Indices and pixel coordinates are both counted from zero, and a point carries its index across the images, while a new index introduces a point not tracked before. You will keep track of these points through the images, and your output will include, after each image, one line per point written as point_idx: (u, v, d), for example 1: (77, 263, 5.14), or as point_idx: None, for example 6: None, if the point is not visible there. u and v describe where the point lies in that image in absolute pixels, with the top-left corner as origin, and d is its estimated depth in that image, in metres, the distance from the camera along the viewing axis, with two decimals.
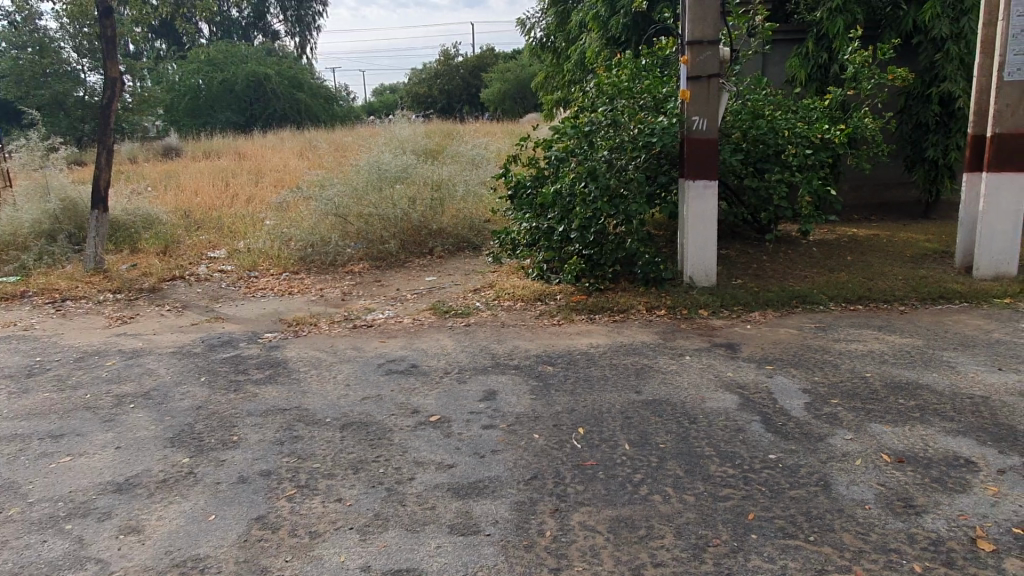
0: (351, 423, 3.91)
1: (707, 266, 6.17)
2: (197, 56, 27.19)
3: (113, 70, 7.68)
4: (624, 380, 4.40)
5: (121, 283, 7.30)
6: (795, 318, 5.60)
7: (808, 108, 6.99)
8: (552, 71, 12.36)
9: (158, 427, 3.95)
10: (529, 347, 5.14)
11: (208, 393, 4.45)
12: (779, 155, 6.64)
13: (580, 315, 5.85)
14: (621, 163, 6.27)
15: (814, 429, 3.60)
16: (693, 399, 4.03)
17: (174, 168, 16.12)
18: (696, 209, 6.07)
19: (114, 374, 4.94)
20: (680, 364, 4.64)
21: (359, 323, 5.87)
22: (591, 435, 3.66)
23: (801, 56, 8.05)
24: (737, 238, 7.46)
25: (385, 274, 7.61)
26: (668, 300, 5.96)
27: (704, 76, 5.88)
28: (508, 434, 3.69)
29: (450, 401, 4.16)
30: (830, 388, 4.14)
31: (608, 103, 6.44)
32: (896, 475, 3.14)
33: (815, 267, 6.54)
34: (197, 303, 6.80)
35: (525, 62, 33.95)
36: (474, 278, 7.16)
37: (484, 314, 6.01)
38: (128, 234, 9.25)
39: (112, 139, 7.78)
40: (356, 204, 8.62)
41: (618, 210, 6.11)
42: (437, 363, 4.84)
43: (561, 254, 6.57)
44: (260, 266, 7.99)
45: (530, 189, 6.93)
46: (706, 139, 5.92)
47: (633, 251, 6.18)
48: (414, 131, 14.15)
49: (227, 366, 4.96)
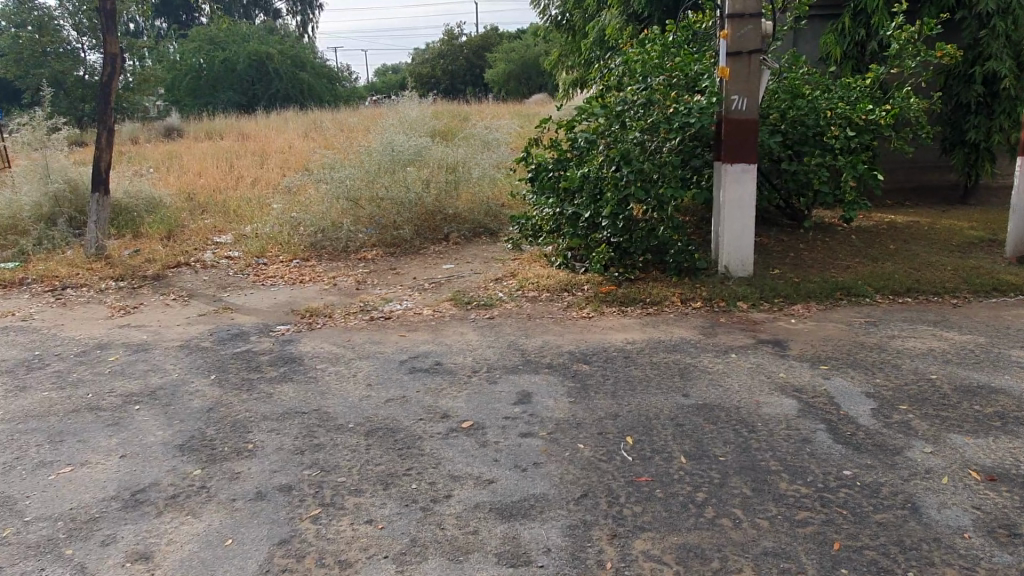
0: (377, 429, 3.58)
1: (743, 255, 5.83)
2: (198, 36, 26.68)
3: (113, 47, 7.27)
4: (668, 381, 4.06)
5: (124, 270, 6.97)
6: (841, 312, 5.26)
7: (849, 89, 6.63)
8: (567, 49, 11.91)
9: (167, 433, 3.63)
10: (560, 343, 4.80)
11: (219, 393, 4.13)
12: (819, 138, 6.29)
13: (610, 307, 5.52)
14: (654, 145, 5.91)
15: (888, 440, 3.27)
16: (748, 404, 3.70)
17: (175, 149, 15.70)
18: (733, 196, 5.73)
19: (117, 370, 4.60)
20: (727, 364, 4.30)
21: (376, 316, 5.53)
22: (641, 444, 3.33)
23: (837, 32, 7.67)
24: (770, 225, 7.10)
25: (400, 262, 7.27)
26: (704, 292, 5.62)
27: (744, 52, 5.51)
28: (549, 444, 3.36)
29: (482, 404, 3.83)
30: (896, 392, 3.81)
31: (641, 82, 6.05)
32: (991, 496, 2.81)
33: (857, 256, 6.20)
34: (204, 292, 6.47)
35: (530, 41, 33.35)
36: (494, 266, 6.81)
37: (508, 305, 5.66)
38: (130, 219, 8.91)
39: (113, 119, 7.41)
40: (368, 186, 8.27)
41: (651, 195, 5.76)
42: (463, 361, 4.50)
43: (587, 241, 6.24)
44: (269, 252, 7.66)
45: (553, 173, 6.57)
46: (745, 120, 5.57)
47: (665, 239, 5.84)
48: (424, 112, 13.74)
49: (238, 362, 4.63)
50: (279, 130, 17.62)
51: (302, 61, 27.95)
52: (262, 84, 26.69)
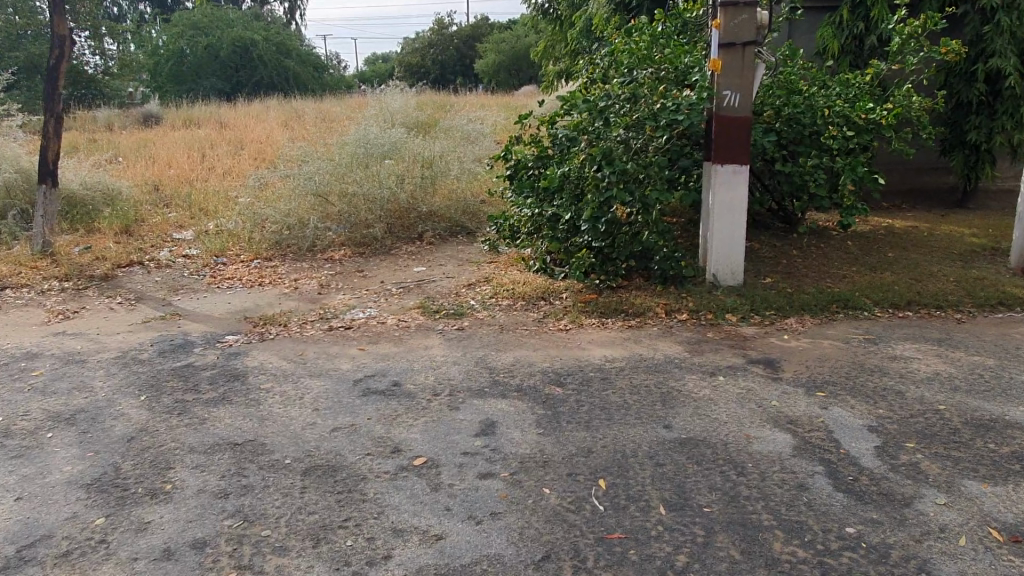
0: (316, 467, 3.15)
1: (734, 263, 5.43)
2: (181, 20, 26.00)
3: (62, 28, 6.74)
4: (649, 409, 3.64)
5: (69, 269, 6.48)
6: (838, 327, 4.87)
7: (848, 86, 6.23)
8: (554, 39, 11.46)
9: (76, 468, 3.18)
10: (533, 360, 4.37)
11: (147, 417, 3.68)
12: (816, 138, 5.88)
13: (589, 319, 5.10)
14: (638, 143, 5.48)
15: (895, 488, 2.87)
16: (737, 441, 3.28)
17: (148, 137, 15.11)
18: (724, 198, 5.32)
19: (40, 387, 4.15)
20: (715, 389, 3.88)
21: (335, 325, 5.08)
22: (615, 490, 2.92)
23: (835, 26, 7.27)
24: (762, 230, 6.69)
25: (368, 263, 6.82)
26: (691, 303, 5.21)
27: (739, 44, 5.11)
28: (510, 488, 2.95)
29: (439, 436, 3.41)
30: (902, 426, 3.41)
31: (626, 75, 5.64)
32: (1017, 564, 2.42)
33: (854, 264, 5.81)
34: (153, 295, 6.00)
35: (521, 32, 32.80)
36: (468, 270, 6.37)
37: (479, 315, 5.23)
38: (86, 212, 8.40)
39: (62, 106, 6.90)
40: (339, 181, 7.81)
41: (635, 197, 5.33)
42: (424, 381, 4.06)
43: (568, 246, 5.82)
44: (230, 251, 7.19)
45: (532, 171, 6.27)
46: (737, 117, 5.17)
47: (649, 244, 5.45)
48: (407, 103, 13.27)
49: (175, 380, 4.18)
50: (259, 119, 17.04)
51: (288, 48, 27.25)
52: (246, 71, 25.98)
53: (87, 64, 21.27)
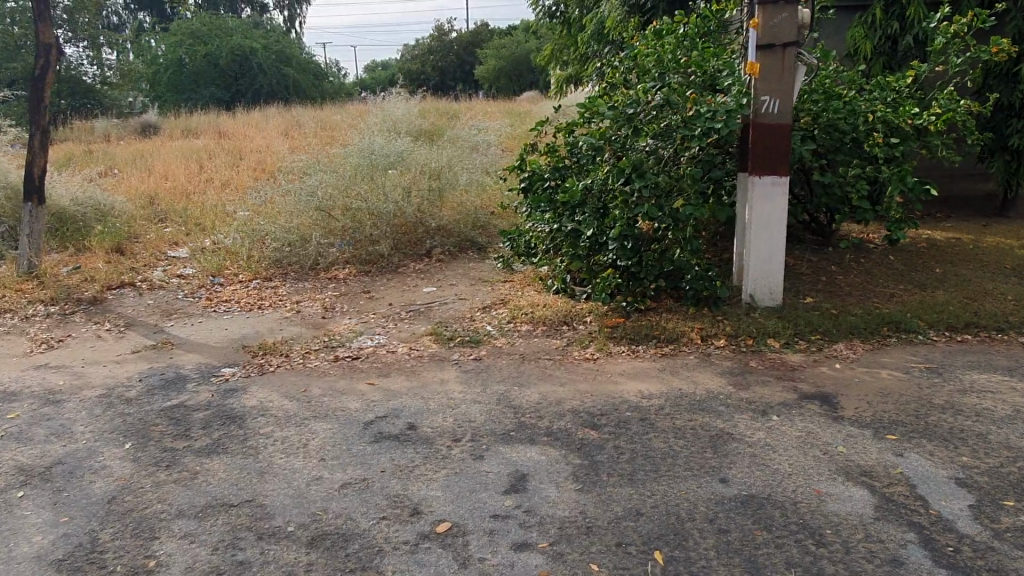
0: (324, 535, 2.71)
1: (773, 283, 5.00)
2: (180, 29, 25.63)
3: (48, 36, 6.30)
4: (699, 457, 3.22)
5: (56, 292, 6.06)
6: (892, 354, 4.44)
7: (888, 89, 5.82)
8: (562, 43, 11.07)
9: (46, 539, 2.75)
10: (561, 396, 3.94)
11: (131, 471, 3.25)
12: (857, 145, 5.47)
13: (618, 346, 4.67)
14: (668, 154, 5.07)
15: (1006, 564, 2.44)
16: (808, 499, 2.85)
17: (145, 147, 14.71)
18: (762, 213, 4.90)
19: (13, 433, 3.72)
20: (769, 432, 3.45)
21: (341, 355, 4.65)
22: (676, 565, 2.49)
23: (867, 25, 6.87)
24: (795, 244, 6.26)
25: (374, 283, 6.40)
26: (728, 327, 4.78)
27: (778, 45, 4.68)
28: (552, 564, 2.52)
29: (464, 494, 2.98)
30: (993, 479, 2.98)
31: (656, 79, 5.18)
32: None
33: (900, 282, 5.39)
34: (144, 320, 5.58)
35: (522, 37, 32.45)
36: (481, 290, 5.95)
37: (498, 342, 4.81)
38: (77, 229, 7.98)
39: (48, 118, 6.48)
40: (342, 195, 7.39)
41: (666, 213, 4.91)
42: (442, 424, 3.63)
43: (590, 265, 5.41)
44: (227, 271, 6.77)
45: (548, 182, 5.97)
46: (777, 124, 4.76)
47: (681, 263, 4.97)
48: (410, 110, 12.87)
49: (164, 423, 3.75)
50: (258, 128, 16.64)
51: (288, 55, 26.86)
52: (245, 79, 25.59)
53: (85, 73, 20.84)
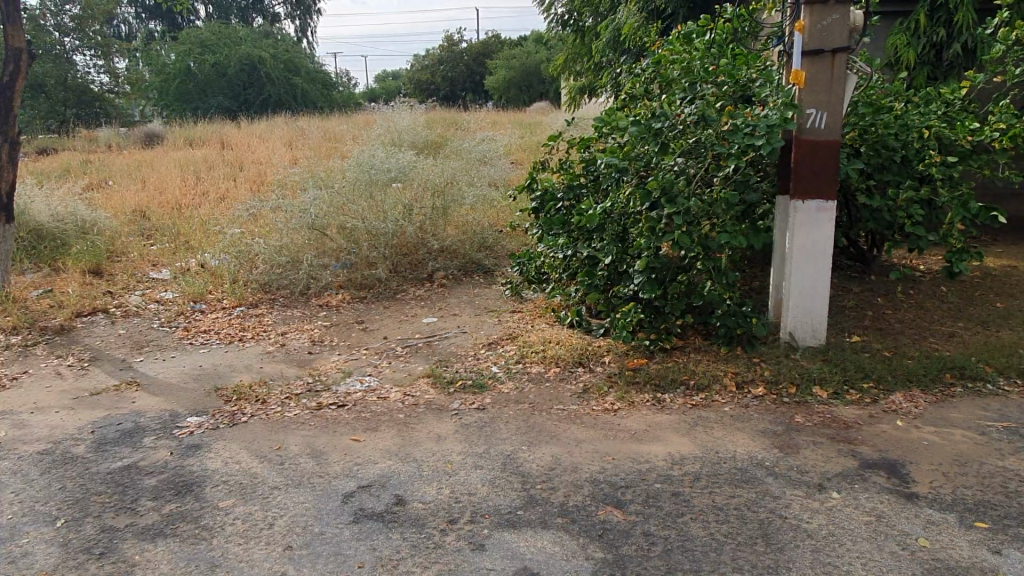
0: None
1: (815, 321, 4.40)
2: (190, 38, 25.15)
3: (16, 39, 5.64)
4: (750, 553, 2.62)
5: (20, 320, 5.50)
6: (961, 408, 3.82)
7: (939, 102, 5.21)
8: (573, 52, 10.49)
9: None
10: (578, 460, 3.36)
11: (55, 563, 2.67)
12: (909, 164, 4.88)
13: (641, 394, 4.07)
14: (698, 173, 4.43)
15: None
16: None
17: (144, 158, 14.17)
18: (805, 241, 4.31)
19: None
20: (831, 515, 2.86)
21: (325, 403, 4.06)
22: None
23: (909, 32, 6.29)
24: (834, 272, 5.65)
25: (370, 312, 5.83)
26: (766, 371, 4.17)
27: (828, 50, 4.12)
28: None
29: None
30: None
31: (685, 91, 4.60)
32: None
33: (958, 319, 4.78)
34: (112, 355, 5.02)
35: (532, 48, 31.90)
36: (487, 323, 5.36)
37: (505, 388, 4.22)
38: (56, 247, 7.47)
39: (15, 130, 5.81)
40: (337, 213, 6.83)
41: (697, 240, 4.28)
42: (436, 498, 3.06)
43: (610, 296, 4.81)
44: (210, 295, 6.22)
45: (561, 203, 5.45)
46: (823, 141, 4.21)
47: (712, 297, 4.37)
48: (416, 122, 12.30)
49: (109, 493, 3.17)
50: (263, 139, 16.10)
51: (296, 64, 26.34)
52: (254, 88, 25.04)
53: (93, 82, 19.92)
